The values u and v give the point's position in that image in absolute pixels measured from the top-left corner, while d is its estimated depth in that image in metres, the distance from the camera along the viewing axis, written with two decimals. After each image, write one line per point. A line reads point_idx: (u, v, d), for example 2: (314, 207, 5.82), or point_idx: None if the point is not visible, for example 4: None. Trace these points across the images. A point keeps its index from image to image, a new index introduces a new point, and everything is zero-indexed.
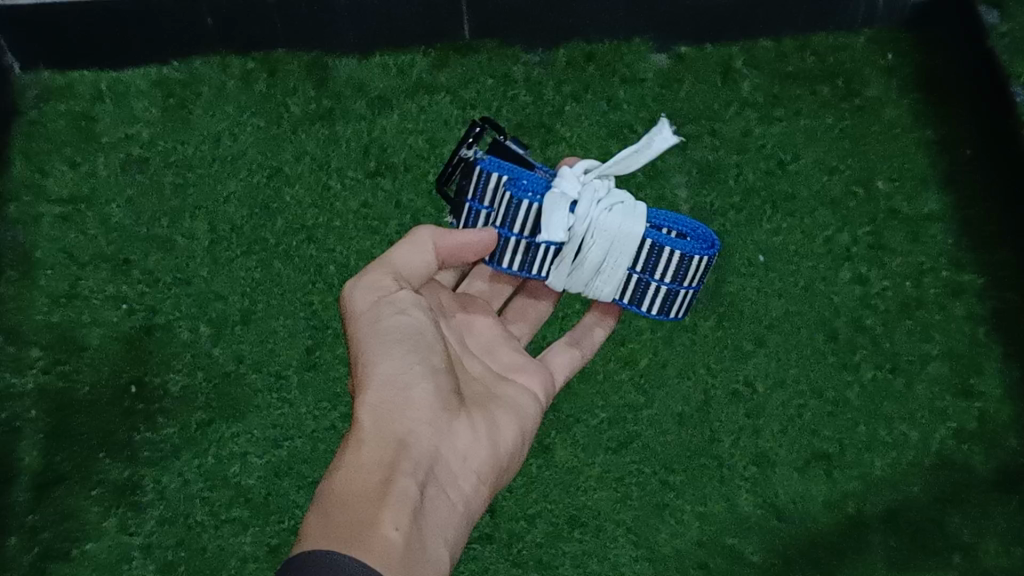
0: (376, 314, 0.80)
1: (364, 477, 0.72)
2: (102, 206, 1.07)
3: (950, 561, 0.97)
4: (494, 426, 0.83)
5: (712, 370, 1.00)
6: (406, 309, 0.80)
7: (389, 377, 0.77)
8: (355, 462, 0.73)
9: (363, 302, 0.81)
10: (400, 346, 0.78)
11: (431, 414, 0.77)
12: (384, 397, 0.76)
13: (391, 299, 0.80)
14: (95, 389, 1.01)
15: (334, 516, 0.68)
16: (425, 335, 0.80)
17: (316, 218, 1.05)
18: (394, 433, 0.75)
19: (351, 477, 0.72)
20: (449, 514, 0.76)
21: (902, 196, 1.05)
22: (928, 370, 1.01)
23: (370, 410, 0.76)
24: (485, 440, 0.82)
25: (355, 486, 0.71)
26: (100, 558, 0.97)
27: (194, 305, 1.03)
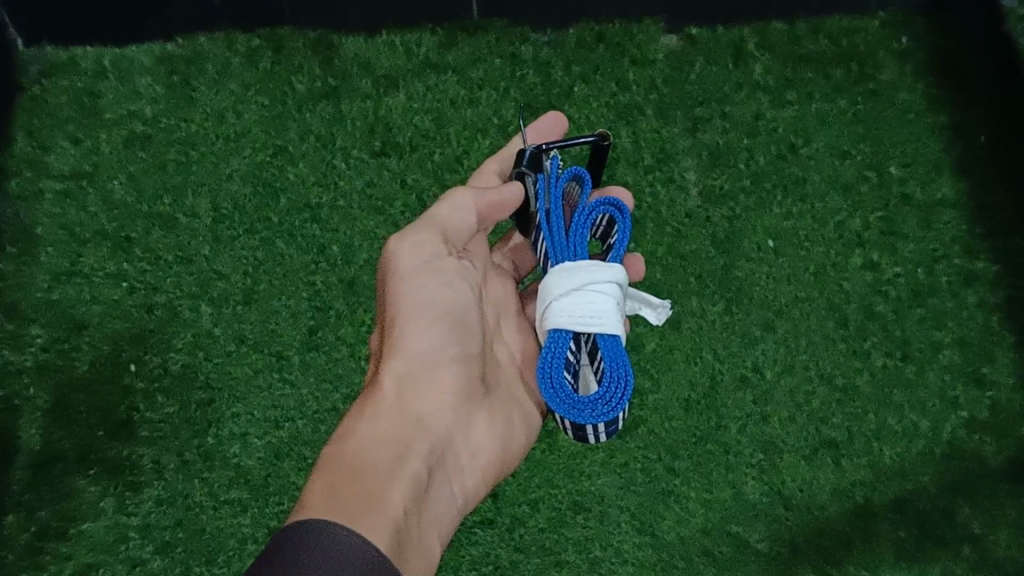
0: (415, 281, 0.79)
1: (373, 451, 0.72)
2: (104, 182, 1.05)
3: (960, 552, 0.95)
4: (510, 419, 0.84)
5: (719, 356, 0.99)
6: (449, 282, 0.80)
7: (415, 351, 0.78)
8: (367, 433, 0.74)
9: (408, 260, 0.80)
10: (435, 322, 0.79)
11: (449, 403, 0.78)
12: (406, 372, 0.78)
13: (438, 266, 0.80)
14: (95, 366, 1.00)
15: (338, 482, 0.69)
16: (462, 312, 0.80)
17: (320, 197, 1.04)
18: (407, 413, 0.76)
19: (359, 448, 0.73)
20: (441, 503, 0.77)
21: (915, 181, 1.03)
22: (939, 358, 0.99)
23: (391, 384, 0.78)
24: (499, 437, 0.82)
25: (360, 458, 0.72)
26: (96, 539, 0.96)
27: (195, 284, 1.02)
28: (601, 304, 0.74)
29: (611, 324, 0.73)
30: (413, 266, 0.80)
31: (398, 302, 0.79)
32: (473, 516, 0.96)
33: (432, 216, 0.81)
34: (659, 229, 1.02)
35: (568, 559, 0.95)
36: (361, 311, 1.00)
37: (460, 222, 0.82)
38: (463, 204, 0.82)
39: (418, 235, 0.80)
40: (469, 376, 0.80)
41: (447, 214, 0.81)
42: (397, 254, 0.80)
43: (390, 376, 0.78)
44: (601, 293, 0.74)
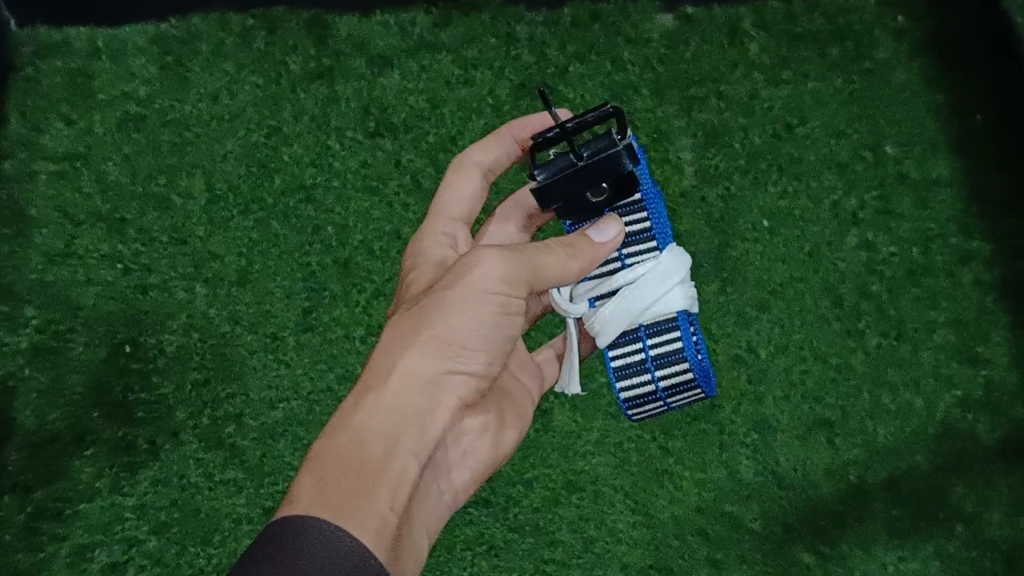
0: (479, 297, 0.74)
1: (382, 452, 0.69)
2: (98, 163, 1.04)
3: (952, 530, 0.97)
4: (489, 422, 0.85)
5: (714, 336, 0.99)
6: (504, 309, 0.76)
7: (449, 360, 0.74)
8: (367, 426, 0.69)
9: (490, 275, 0.74)
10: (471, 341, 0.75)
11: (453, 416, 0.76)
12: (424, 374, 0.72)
13: (511, 296, 0.76)
14: (90, 348, 1.00)
15: (340, 473, 0.66)
16: (496, 333, 0.76)
17: (314, 177, 1.03)
18: (414, 415, 0.71)
19: (359, 441, 0.68)
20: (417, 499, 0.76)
21: (911, 160, 1.03)
22: (934, 338, 0.99)
23: (401, 382, 0.72)
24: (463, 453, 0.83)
25: (360, 451, 0.67)
26: (93, 519, 0.97)
27: (190, 265, 1.02)
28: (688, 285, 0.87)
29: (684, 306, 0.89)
30: (486, 282, 0.74)
31: (447, 309, 0.74)
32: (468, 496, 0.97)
33: (538, 260, 0.77)
34: None
35: (562, 539, 0.97)
36: (355, 292, 1.00)
37: (554, 278, 0.78)
38: (563, 261, 0.79)
39: (515, 260, 0.75)
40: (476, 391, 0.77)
41: (551, 265, 0.78)
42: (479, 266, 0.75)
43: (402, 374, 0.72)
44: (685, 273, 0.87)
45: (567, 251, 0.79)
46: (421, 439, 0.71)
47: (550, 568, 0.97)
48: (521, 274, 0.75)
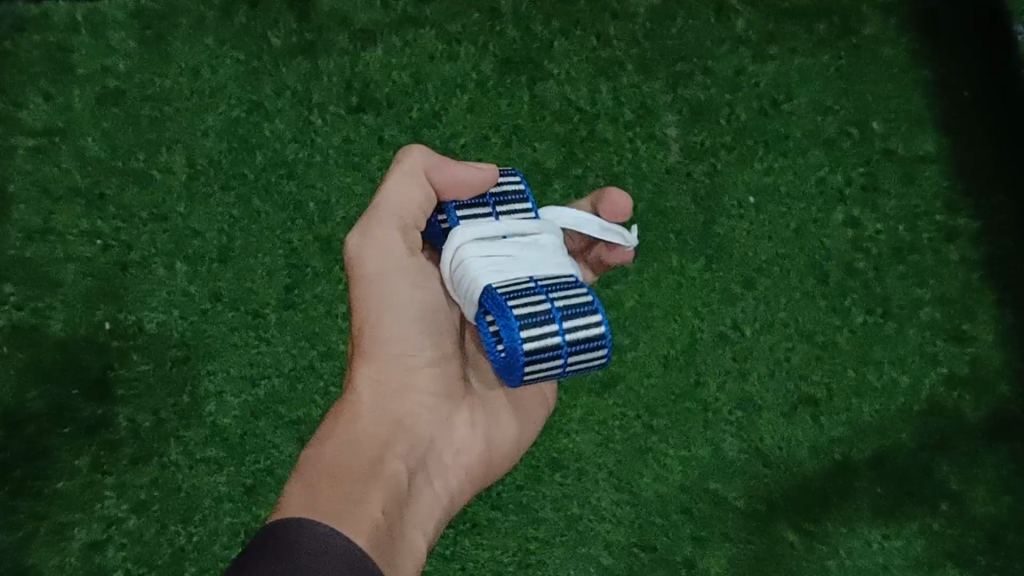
0: (383, 281, 0.72)
1: (356, 448, 0.68)
2: (76, 138, 1.01)
3: (937, 507, 0.96)
4: (492, 419, 0.79)
5: (699, 313, 0.98)
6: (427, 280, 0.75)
7: (395, 353, 0.72)
8: (347, 433, 0.69)
9: (376, 256, 0.72)
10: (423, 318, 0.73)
11: (427, 404, 0.73)
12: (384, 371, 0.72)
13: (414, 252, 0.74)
14: (69, 326, 0.98)
15: (324, 479, 0.64)
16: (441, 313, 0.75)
17: (296, 153, 1.02)
18: (390, 415, 0.71)
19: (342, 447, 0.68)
20: (429, 503, 0.72)
21: (898, 137, 1.02)
22: (920, 316, 0.99)
23: (370, 387, 0.72)
24: (481, 435, 0.77)
25: (345, 456, 0.67)
26: (70, 497, 0.95)
27: (170, 241, 1.00)
28: (458, 272, 0.72)
29: (479, 275, 0.70)
30: (380, 261, 0.72)
31: (373, 302, 0.72)
32: None
33: (388, 197, 0.73)
34: (639, 184, 1.01)
35: (545, 517, 0.96)
36: (337, 268, 1.00)
37: (417, 202, 0.74)
38: (414, 182, 0.73)
39: (373, 225, 0.73)
40: (448, 372, 0.75)
41: (397, 193, 0.73)
42: (359, 254, 0.72)
43: (364, 379, 0.72)
44: (456, 270, 0.71)
45: (410, 175, 0.73)
46: (401, 437, 0.70)
47: (533, 546, 0.96)
48: (394, 233, 0.73)
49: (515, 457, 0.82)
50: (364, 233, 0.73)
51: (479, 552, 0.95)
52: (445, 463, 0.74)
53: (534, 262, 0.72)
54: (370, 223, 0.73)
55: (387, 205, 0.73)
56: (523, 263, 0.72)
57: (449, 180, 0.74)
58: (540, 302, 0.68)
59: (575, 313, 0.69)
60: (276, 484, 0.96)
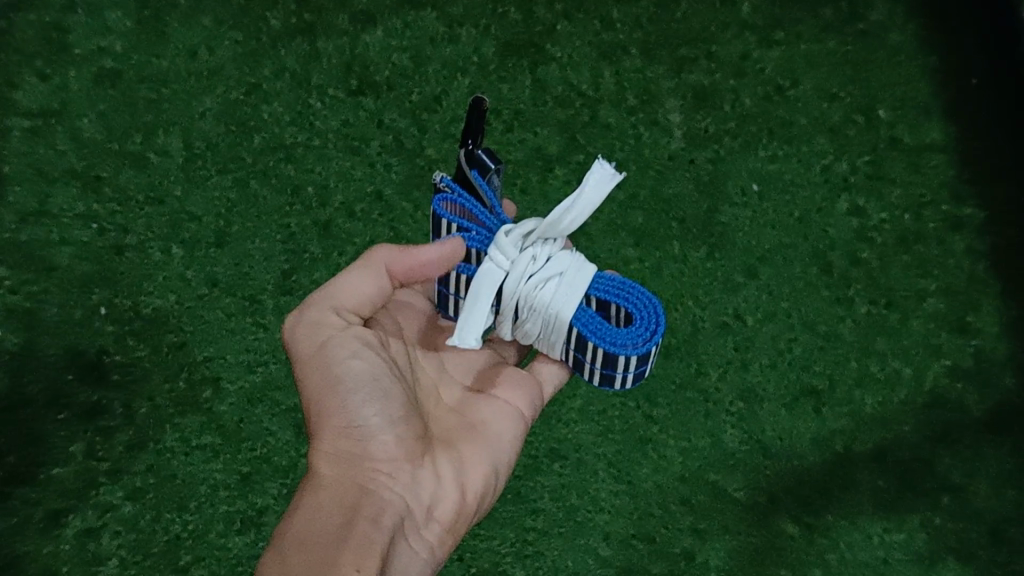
0: (323, 355, 0.72)
1: (322, 523, 0.68)
2: (73, 120, 1.00)
3: (939, 502, 0.96)
4: (464, 462, 0.75)
5: (701, 302, 0.97)
6: (359, 351, 0.72)
7: (342, 427, 0.71)
8: (312, 510, 0.70)
9: (305, 340, 0.73)
10: (361, 391, 0.70)
11: (385, 467, 0.71)
12: (341, 444, 0.71)
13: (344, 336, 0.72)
14: (64, 309, 0.97)
15: (293, 559, 0.66)
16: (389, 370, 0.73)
17: (295, 136, 1.01)
18: (351, 484, 0.70)
19: (308, 523, 0.68)
20: (410, 560, 0.71)
21: (903, 125, 1.00)
22: (924, 306, 0.98)
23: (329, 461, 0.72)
24: (453, 483, 0.74)
25: (312, 531, 0.68)
26: (65, 483, 0.94)
27: (167, 226, 0.99)
28: None
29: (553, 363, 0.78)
30: (311, 342, 0.72)
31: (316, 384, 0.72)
32: None
33: (339, 287, 0.74)
34: (641, 171, 0.99)
35: (544, 507, 0.95)
36: (336, 255, 0.98)
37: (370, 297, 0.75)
38: (359, 276, 0.74)
39: (312, 313, 0.74)
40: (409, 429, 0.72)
41: (349, 288, 0.74)
42: (296, 339, 0.74)
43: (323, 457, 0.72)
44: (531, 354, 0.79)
45: (368, 273, 0.74)
46: (365, 505, 0.69)
47: (530, 537, 0.95)
48: (328, 317, 0.73)
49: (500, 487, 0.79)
50: (299, 318, 0.74)
51: (477, 542, 0.95)
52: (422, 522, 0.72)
53: (550, 322, 0.72)
54: (306, 308, 0.74)
55: (328, 293, 0.74)
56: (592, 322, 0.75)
57: (411, 268, 0.74)
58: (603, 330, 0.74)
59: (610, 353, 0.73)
60: (273, 471, 0.96)
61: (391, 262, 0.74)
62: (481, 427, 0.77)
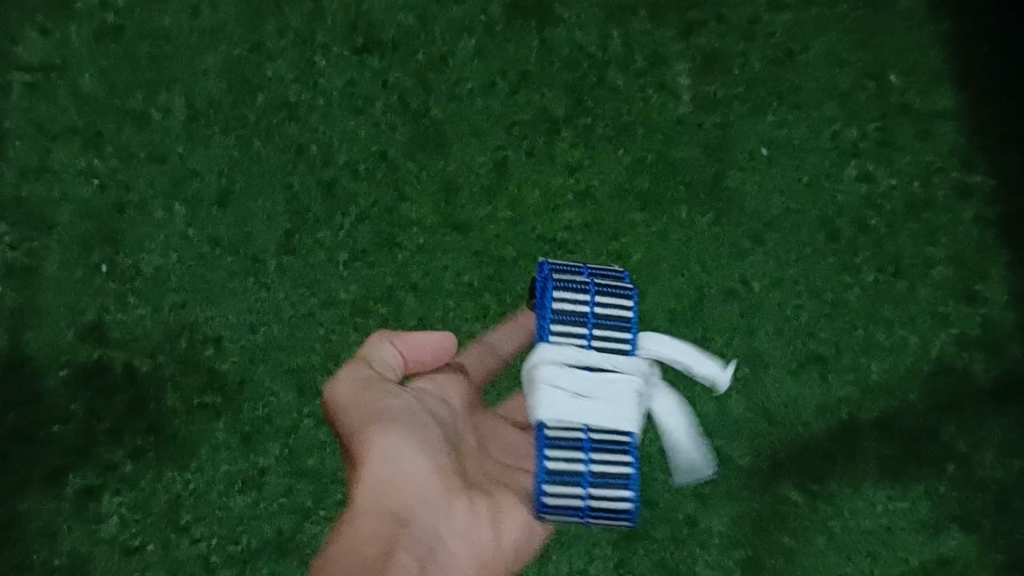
0: (365, 400, 0.74)
1: (371, 541, 0.65)
2: (73, 76, 0.98)
3: (944, 471, 0.94)
4: (494, 508, 0.74)
5: (707, 267, 0.96)
6: (392, 394, 0.75)
7: (388, 456, 0.70)
8: (354, 534, 0.66)
9: (346, 388, 0.75)
10: (396, 427, 0.72)
11: (428, 497, 0.69)
12: (386, 474, 0.69)
13: (378, 391, 0.75)
14: (65, 268, 0.96)
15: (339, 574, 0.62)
16: (418, 418, 0.75)
17: (298, 95, 0.99)
18: (395, 509, 0.67)
19: (354, 545, 0.64)
20: None
21: (914, 91, 0.99)
22: (932, 275, 0.97)
23: (369, 489, 0.68)
24: (482, 524, 0.72)
25: (357, 552, 0.64)
26: (66, 441, 0.93)
27: (169, 183, 0.98)
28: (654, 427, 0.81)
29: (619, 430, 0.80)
30: (351, 394, 0.75)
31: (360, 427, 0.72)
32: None
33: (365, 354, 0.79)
34: (649, 135, 0.99)
35: None
36: (339, 216, 0.98)
37: (392, 360, 0.79)
38: (382, 346, 0.79)
39: (348, 373, 0.77)
40: (442, 468, 0.72)
41: (376, 347, 0.79)
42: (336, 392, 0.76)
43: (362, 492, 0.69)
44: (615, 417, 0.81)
45: (382, 341, 0.80)
46: (408, 529, 0.67)
47: None
48: (365, 374, 0.77)
49: (521, 548, 0.77)
50: (336, 377, 0.77)
51: None
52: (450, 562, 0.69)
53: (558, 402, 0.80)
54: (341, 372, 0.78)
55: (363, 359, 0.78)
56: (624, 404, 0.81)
57: (414, 343, 0.80)
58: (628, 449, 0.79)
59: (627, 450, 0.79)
60: (274, 432, 0.94)
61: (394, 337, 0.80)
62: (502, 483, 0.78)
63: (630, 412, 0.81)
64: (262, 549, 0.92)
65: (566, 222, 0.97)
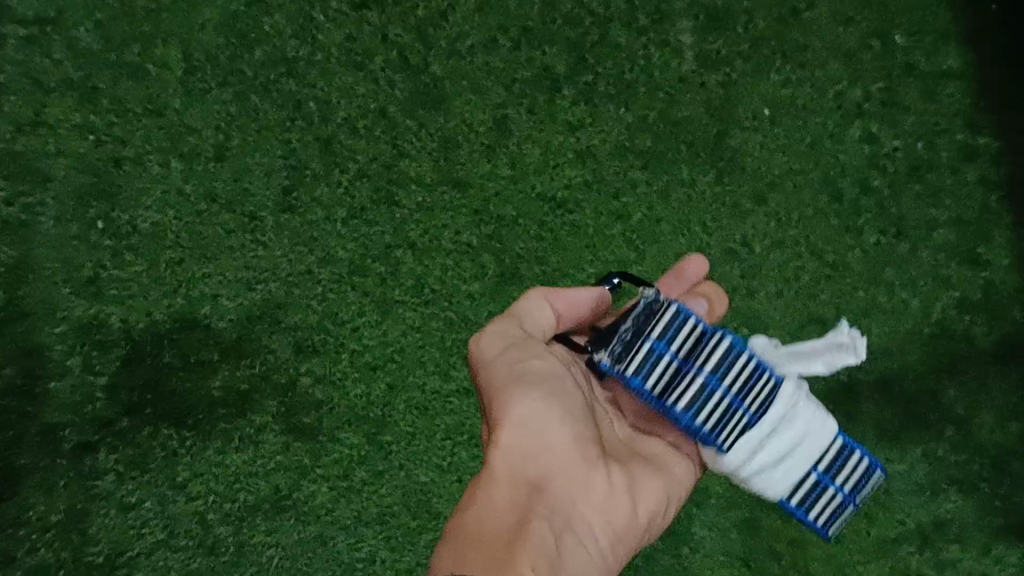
0: (504, 359, 0.71)
1: (500, 515, 0.63)
2: (69, 29, 0.97)
3: (941, 433, 0.94)
4: (636, 481, 0.71)
5: (708, 229, 0.96)
6: (539, 355, 0.72)
7: (519, 419, 0.67)
8: (489, 502, 0.64)
9: (495, 348, 0.73)
10: (531, 388, 0.69)
11: (571, 463, 0.67)
12: (522, 438, 0.67)
13: (518, 350, 0.72)
14: (61, 224, 0.95)
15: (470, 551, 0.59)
16: (565, 381, 0.72)
17: (296, 50, 0.98)
18: (530, 476, 0.66)
19: (482, 518, 0.63)
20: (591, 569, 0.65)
21: (921, 51, 0.98)
22: (934, 237, 0.96)
23: (508, 454, 0.66)
24: (631, 492, 0.70)
25: (486, 526, 0.62)
26: (62, 398, 0.93)
27: (165, 138, 0.97)
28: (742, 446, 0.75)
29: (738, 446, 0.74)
30: (496, 352, 0.72)
31: (495, 384, 0.70)
32: (427, 367, 0.94)
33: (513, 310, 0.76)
34: (650, 94, 0.98)
35: None
36: (338, 172, 0.97)
37: (543, 321, 0.76)
38: (539, 305, 0.76)
39: (499, 331, 0.74)
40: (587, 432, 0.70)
41: (530, 312, 0.76)
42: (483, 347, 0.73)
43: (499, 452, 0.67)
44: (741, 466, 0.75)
45: (540, 301, 0.77)
46: (544, 499, 0.65)
47: None
48: (512, 334, 0.74)
49: (662, 522, 0.73)
50: (484, 334, 0.74)
51: (477, 464, 0.93)
52: (604, 536, 0.67)
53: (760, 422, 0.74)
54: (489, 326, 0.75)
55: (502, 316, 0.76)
56: (800, 450, 0.74)
57: (568, 303, 0.78)
58: (834, 501, 0.76)
59: (815, 498, 0.76)
60: (272, 389, 0.94)
61: (552, 300, 0.77)
62: (653, 456, 0.75)
63: (824, 435, 0.75)
64: (260, 506, 0.93)
65: (566, 180, 0.97)
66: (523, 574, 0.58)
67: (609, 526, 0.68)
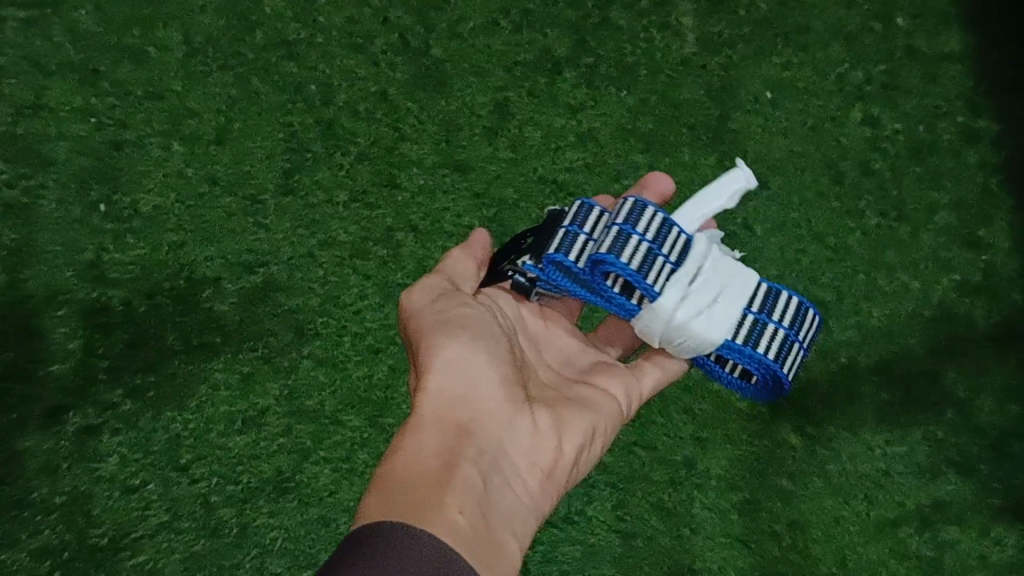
0: (431, 309, 0.73)
1: (431, 453, 0.64)
2: (68, 12, 0.98)
3: (942, 416, 0.93)
4: (565, 424, 0.72)
5: (709, 212, 0.96)
6: (467, 304, 0.74)
7: (448, 364, 0.68)
8: (421, 442, 0.65)
9: (423, 300, 0.74)
10: (460, 335, 0.70)
11: (499, 407, 0.68)
12: (453, 384, 0.68)
13: (447, 300, 0.73)
14: (62, 206, 0.94)
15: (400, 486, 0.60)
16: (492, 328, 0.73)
17: (298, 33, 1.00)
18: (461, 420, 0.67)
19: (414, 456, 0.63)
20: (521, 508, 0.66)
21: (922, 33, 1.01)
22: (935, 220, 0.96)
23: (439, 399, 0.67)
24: (560, 437, 0.71)
25: (419, 464, 0.63)
26: (64, 380, 0.91)
27: (167, 121, 0.97)
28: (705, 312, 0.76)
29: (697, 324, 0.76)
30: (424, 303, 0.74)
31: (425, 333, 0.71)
32: None
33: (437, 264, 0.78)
34: (651, 76, 0.99)
35: None
36: (339, 155, 0.97)
37: (465, 271, 0.78)
38: (461, 258, 0.78)
39: (427, 285, 0.75)
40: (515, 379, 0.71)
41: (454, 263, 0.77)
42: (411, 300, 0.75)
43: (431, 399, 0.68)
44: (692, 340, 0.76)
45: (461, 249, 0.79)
46: (476, 440, 0.66)
47: None
48: (438, 285, 0.75)
49: (589, 468, 0.75)
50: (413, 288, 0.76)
51: None
52: (533, 479, 0.68)
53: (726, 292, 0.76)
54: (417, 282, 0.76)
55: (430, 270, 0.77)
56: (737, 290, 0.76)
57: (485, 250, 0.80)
58: (778, 338, 0.76)
59: (781, 351, 0.76)
60: (273, 372, 0.93)
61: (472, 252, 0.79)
62: (581, 401, 0.76)
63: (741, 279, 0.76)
64: (261, 489, 0.90)
65: (568, 163, 0.97)
66: (454, 507, 0.59)
67: (538, 468, 0.69)
